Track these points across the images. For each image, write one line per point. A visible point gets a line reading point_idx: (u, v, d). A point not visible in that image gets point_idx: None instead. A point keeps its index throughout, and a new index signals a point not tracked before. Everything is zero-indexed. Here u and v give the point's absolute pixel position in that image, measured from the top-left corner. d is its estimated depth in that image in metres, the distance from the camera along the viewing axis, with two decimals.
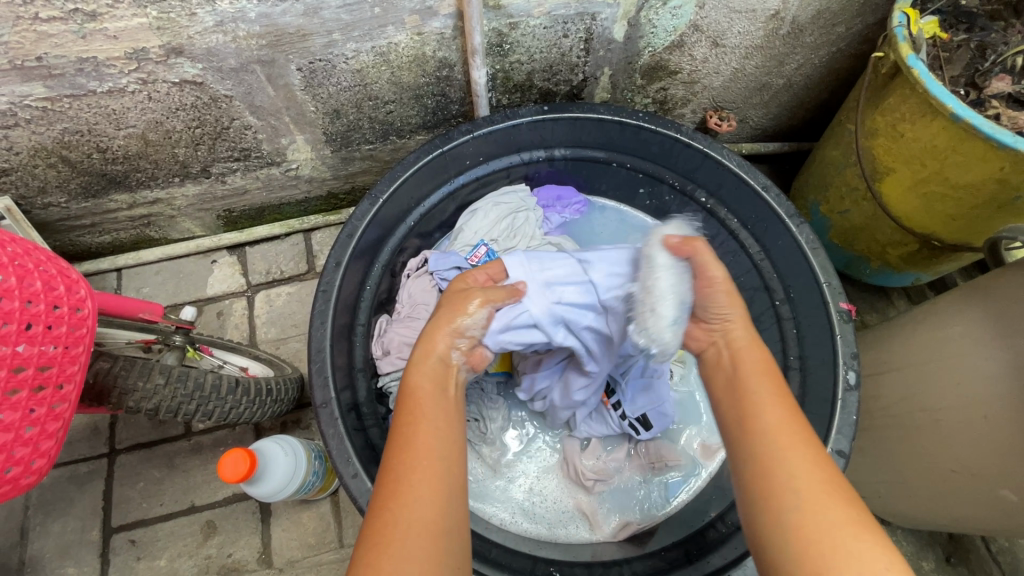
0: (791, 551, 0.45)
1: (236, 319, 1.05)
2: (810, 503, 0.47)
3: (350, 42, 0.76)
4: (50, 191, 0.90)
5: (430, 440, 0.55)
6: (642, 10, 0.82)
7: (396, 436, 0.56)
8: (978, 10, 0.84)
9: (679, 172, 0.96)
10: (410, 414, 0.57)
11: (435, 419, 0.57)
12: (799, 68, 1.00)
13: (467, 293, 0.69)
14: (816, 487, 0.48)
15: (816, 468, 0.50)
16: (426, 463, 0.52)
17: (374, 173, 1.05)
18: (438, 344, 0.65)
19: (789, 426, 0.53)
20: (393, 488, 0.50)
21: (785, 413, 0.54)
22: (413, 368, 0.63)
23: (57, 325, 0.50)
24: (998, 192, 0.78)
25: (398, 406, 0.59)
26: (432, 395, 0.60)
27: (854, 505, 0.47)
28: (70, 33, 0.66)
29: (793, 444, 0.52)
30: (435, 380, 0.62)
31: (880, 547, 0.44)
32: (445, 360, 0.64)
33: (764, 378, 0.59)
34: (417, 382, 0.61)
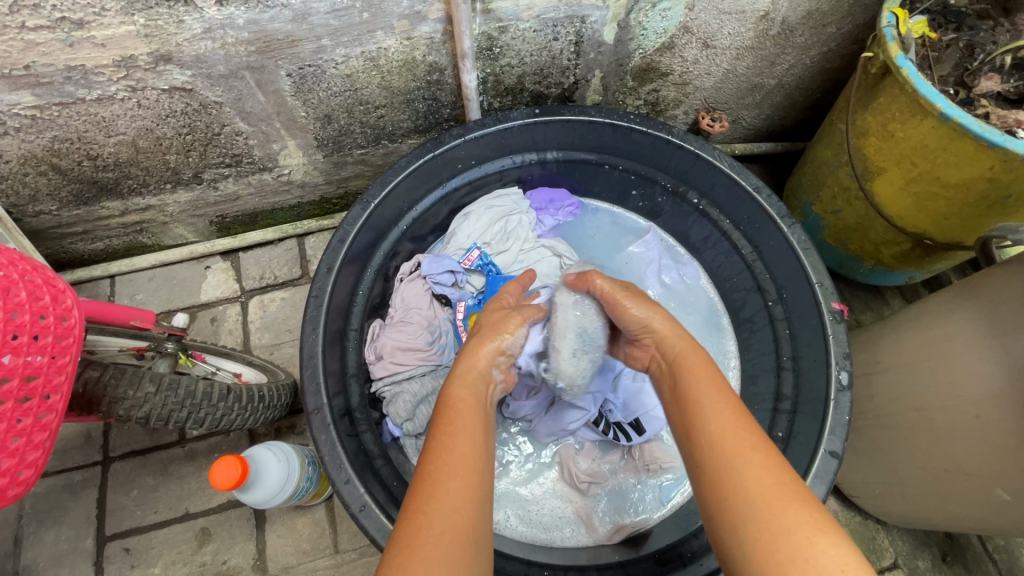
0: (753, 564, 0.44)
1: (230, 324, 1.05)
2: (763, 507, 0.46)
3: (340, 47, 0.76)
4: (41, 199, 0.90)
5: (469, 448, 0.55)
6: (631, 12, 0.82)
7: (434, 442, 0.56)
8: (966, 10, 0.84)
9: (672, 174, 0.96)
10: (448, 422, 0.58)
11: (473, 428, 0.58)
12: (790, 69, 1.00)
13: (507, 315, 0.73)
14: (768, 488, 0.47)
15: (765, 469, 0.49)
16: (464, 471, 0.52)
17: (366, 178, 1.05)
18: (479, 362, 0.67)
19: (735, 429, 0.53)
20: (430, 492, 0.50)
21: (729, 414, 0.54)
22: (454, 381, 0.64)
23: (43, 335, 0.50)
24: (988, 191, 0.78)
25: (436, 414, 0.60)
26: (470, 406, 0.61)
27: (810, 505, 0.46)
28: (58, 41, 0.66)
29: (738, 446, 0.51)
30: (474, 394, 0.63)
31: (836, 548, 0.43)
32: (485, 376, 0.66)
33: (708, 380, 0.58)
34: (457, 394, 0.63)
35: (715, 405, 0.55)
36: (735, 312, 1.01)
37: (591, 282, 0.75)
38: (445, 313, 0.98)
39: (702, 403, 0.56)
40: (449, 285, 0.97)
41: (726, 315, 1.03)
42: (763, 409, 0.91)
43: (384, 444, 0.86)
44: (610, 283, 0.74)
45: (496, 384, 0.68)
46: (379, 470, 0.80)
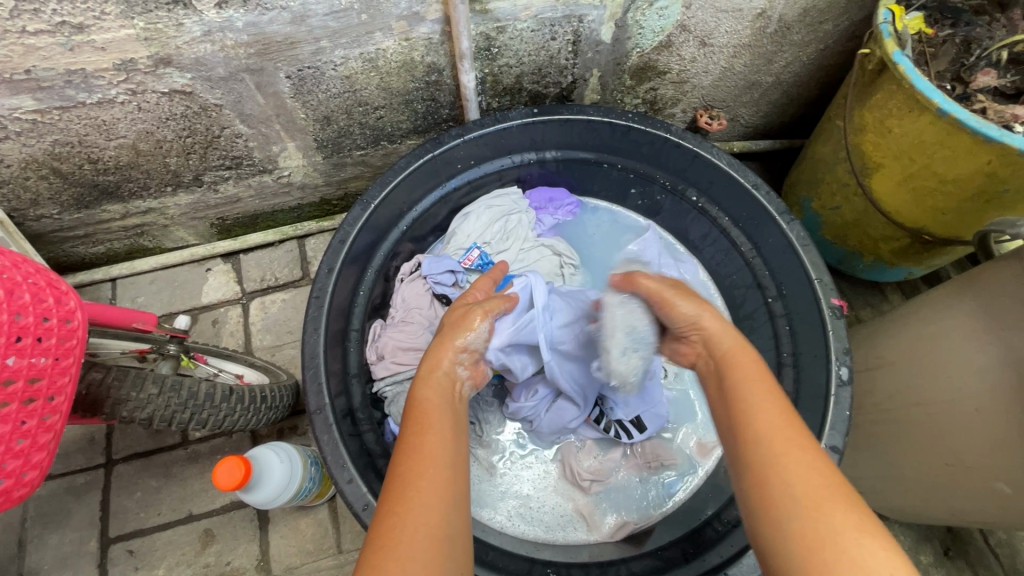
0: (795, 559, 0.45)
1: (231, 326, 1.05)
2: (811, 508, 0.46)
3: (339, 49, 0.76)
4: (42, 203, 0.90)
5: (441, 447, 0.55)
6: (629, 11, 0.82)
7: (404, 443, 0.56)
8: (962, 6, 0.85)
9: (671, 172, 0.96)
10: (416, 423, 0.58)
11: (441, 427, 0.58)
12: (787, 66, 1.01)
13: (468, 311, 0.73)
14: (816, 489, 0.47)
15: (817, 472, 0.49)
16: (434, 470, 0.53)
17: (366, 179, 1.06)
18: (444, 359, 0.67)
19: (793, 430, 0.52)
20: (401, 493, 0.50)
21: (782, 413, 0.54)
22: (420, 382, 0.64)
23: (47, 337, 0.50)
24: (986, 186, 0.78)
25: (405, 416, 0.60)
26: (437, 406, 0.61)
27: (855, 507, 0.46)
28: (58, 45, 0.66)
29: (795, 448, 0.51)
30: (439, 393, 0.64)
31: (882, 550, 0.43)
32: (450, 374, 0.67)
33: (761, 379, 0.58)
34: (424, 394, 0.63)
35: (767, 404, 0.55)
36: (735, 309, 1.01)
37: (638, 282, 0.74)
38: (446, 312, 0.96)
39: (754, 404, 0.55)
40: (450, 285, 0.97)
41: (726, 312, 1.03)
42: None
43: (386, 444, 0.86)
44: (657, 282, 0.73)
45: (464, 380, 0.68)
46: (381, 470, 0.80)
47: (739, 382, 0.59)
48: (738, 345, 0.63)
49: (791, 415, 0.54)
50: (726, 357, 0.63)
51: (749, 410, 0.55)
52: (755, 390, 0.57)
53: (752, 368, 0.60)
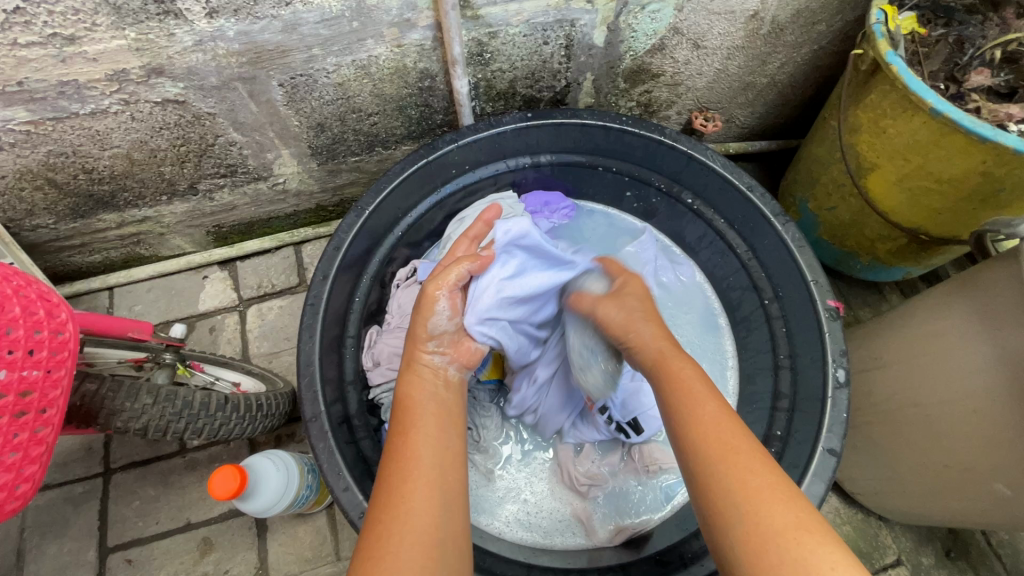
0: (743, 564, 0.45)
1: (228, 334, 1.05)
2: (758, 512, 0.47)
3: (330, 56, 0.76)
4: (38, 213, 0.90)
5: (426, 444, 0.58)
6: (621, 15, 0.82)
7: (391, 446, 0.59)
8: (956, 5, 0.84)
9: (666, 175, 0.96)
10: (401, 423, 0.60)
11: (425, 424, 0.60)
12: (782, 67, 1.01)
13: (429, 295, 0.72)
14: (758, 490, 0.48)
15: (757, 474, 0.49)
16: (419, 474, 0.55)
17: (362, 185, 1.06)
18: (420, 352, 0.69)
19: (732, 433, 0.53)
20: (391, 501, 0.53)
21: (718, 417, 0.54)
22: (403, 379, 0.67)
23: (38, 349, 0.50)
24: (982, 185, 0.78)
25: (393, 416, 0.63)
26: (419, 401, 0.63)
27: (796, 508, 0.47)
28: (50, 57, 0.66)
29: (733, 450, 0.51)
30: (422, 386, 0.66)
31: (825, 549, 0.44)
32: (429, 367, 0.68)
33: (695, 383, 0.58)
34: (407, 391, 0.65)
35: (706, 406, 0.56)
36: (732, 311, 1.01)
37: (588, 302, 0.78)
38: None
39: (689, 408, 0.56)
40: None
41: (723, 314, 1.03)
42: (762, 407, 0.91)
43: (383, 451, 0.86)
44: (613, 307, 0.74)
45: (445, 369, 0.69)
46: (378, 477, 0.80)
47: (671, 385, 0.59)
48: (668, 350, 0.65)
49: (725, 418, 0.54)
50: (658, 361, 0.64)
51: (695, 413, 0.55)
52: (690, 394, 0.57)
53: (685, 371, 0.60)
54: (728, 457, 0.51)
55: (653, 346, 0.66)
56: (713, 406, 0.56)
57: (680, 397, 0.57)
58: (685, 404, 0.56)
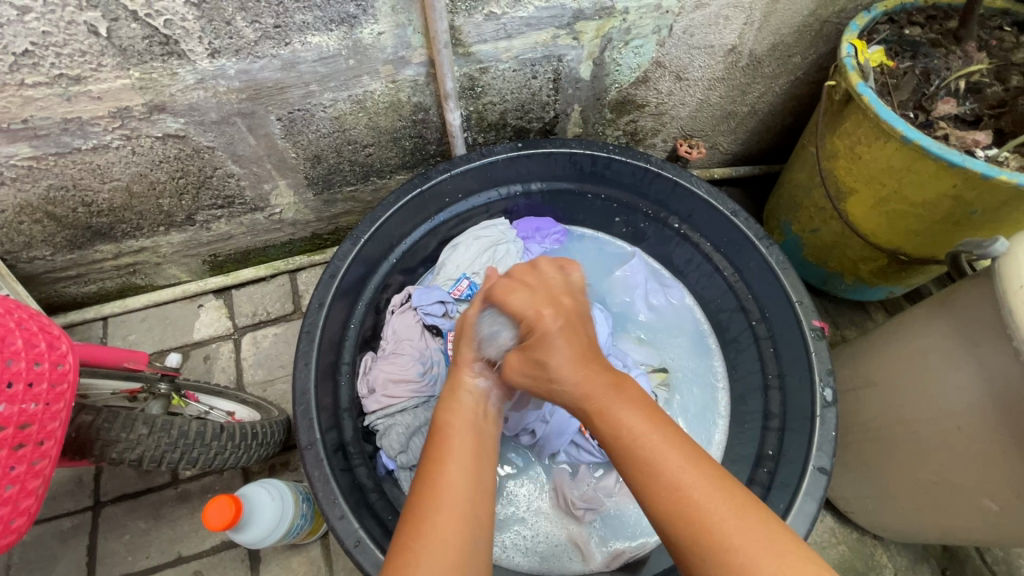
0: None
1: (222, 362, 1.05)
2: (739, 575, 0.45)
3: (327, 92, 0.79)
4: (35, 245, 0.91)
5: (462, 483, 0.55)
6: (606, 50, 0.87)
7: (421, 481, 0.56)
8: (921, 39, 0.89)
9: (653, 201, 0.99)
10: (434, 451, 0.59)
11: (462, 456, 0.58)
12: (761, 96, 1.05)
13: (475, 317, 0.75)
14: (736, 554, 0.46)
15: (735, 526, 0.48)
16: (451, 504, 0.53)
17: (357, 214, 1.08)
18: (464, 377, 0.68)
19: (700, 489, 0.50)
20: (414, 537, 0.51)
21: (683, 469, 0.51)
22: (443, 405, 0.65)
23: (38, 382, 0.51)
24: (954, 208, 0.81)
25: (429, 441, 0.61)
26: (460, 429, 0.62)
27: (782, 560, 0.46)
28: (55, 96, 0.68)
29: (704, 513, 0.49)
30: (466, 417, 0.64)
31: None
32: (474, 392, 0.66)
33: (641, 426, 0.55)
34: (445, 417, 0.64)
35: (668, 462, 0.52)
36: (721, 332, 1.02)
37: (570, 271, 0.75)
38: (437, 342, 0.98)
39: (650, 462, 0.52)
40: (440, 315, 0.98)
41: (712, 335, 1.04)
42: (754, 428, 0.92)
43: (378, 479, 0.87)
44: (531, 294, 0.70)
45: (491, 395, 0.68)
46: (372, 504, 0.80)
47: (615, 444, 0.56)
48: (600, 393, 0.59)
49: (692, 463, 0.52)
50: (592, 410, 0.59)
51: (654, 480, 0.52)
52: (641, 452, 0.53)
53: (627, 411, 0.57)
54: (699, 523, 0.48)
55: (579, 389, 0.60)
56: (673, 456, 0.53)
57: (633, 456, 0.54)
58: (641, 462, 0.53)
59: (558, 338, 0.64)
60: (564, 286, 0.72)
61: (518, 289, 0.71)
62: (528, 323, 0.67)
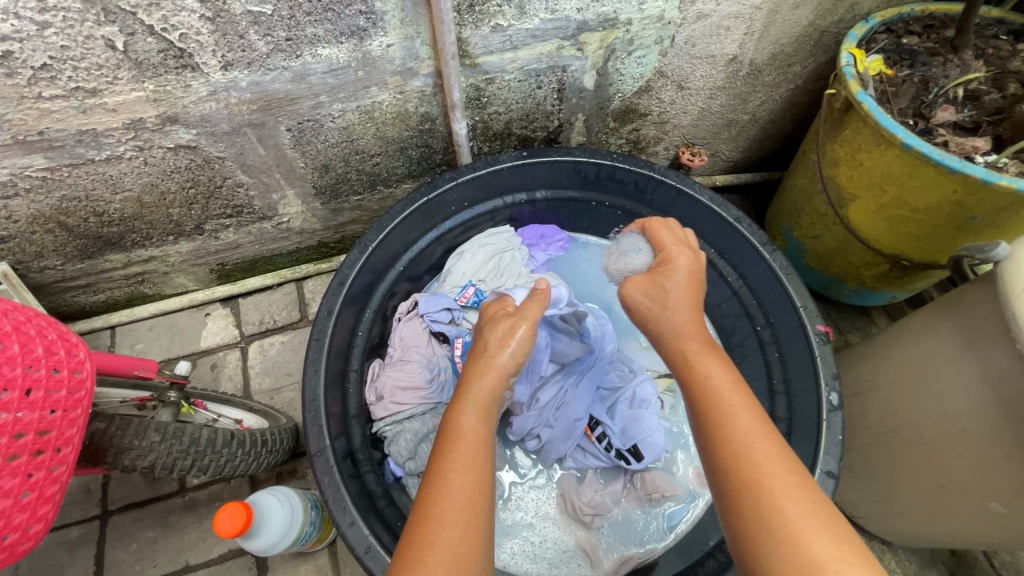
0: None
1: (229, 370, 1.06)
2: (791, 536, 0.45)
3: (337, 103, 0.80)
4: (46, 255, 0.92)
5: (468, 485, 0.54)
6: (609, 60, 0.88)
7: (430, 483, 0.55)
8: (918, 48, 0.91)
9: (656, 208, 1.00)
10: (443, 457, 0.57)
11: (471, 459, 0.57)
12: (762, 104, 1.07)
13: (514, 323, 0.69)
14: (793, 518, 0.46)
15: (792, 500, 0.47)
16: (458, 516, 0.52)
17: (363, 222, 1.09)
18: (492, 386, 0.63)
19: (767, 449, 0.51)
20: (427, 524, 0.52)
21: (754, 428, 0.52)
22: (455, 411, 0.62)
23: (56, 389, 0.51)
24: (955, 213, 0.82)
25: (436, 446, 0.59)
26: (468, 434, 0.59)
27: (838, 538, 0.45)
28: (71, 108, 0.70)
29: (765, 474, 0.49)
30: (482, 425, 0.61)
31: None
32: (496, 397, 0.64)
33: (718, 381, 0.57)
34: (457, 421, 0.61)
35: (740, 417, 0.53)
36: (726, 337, 1.03)
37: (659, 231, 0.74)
38: (443, 349, 0.98)
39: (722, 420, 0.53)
40: (446, 322, 0.99)
41: (717, 341, 1.05)
42: None
43: (386, 485, 0.87)
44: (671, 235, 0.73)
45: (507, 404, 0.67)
46: (381, 511, 0.80)
47: (695, 387, 0.57)
48: (690, 340, 0.62)
49: (758, 431, 0.52)
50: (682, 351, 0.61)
51: (723, 430, 0.52)
52: (718, 402, 0.55)
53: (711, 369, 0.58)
54: (762, 478, 0.49)
55: (677, 329, 0.63)
56: (745, 416, 0.53)
57: (710, 402, 0.55)
58: (718, 408, 0.54)
59: (683, 275, 0.67)
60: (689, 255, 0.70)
61: (666, 228, 0.74)
62: (665, 254, 0.71)
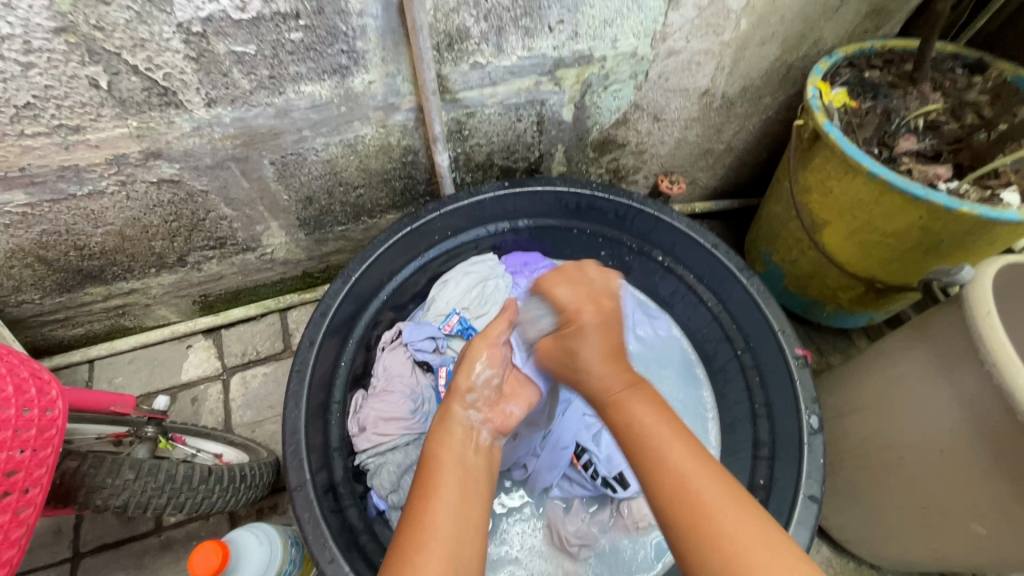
0: None
1: (211, 403, 1.04)
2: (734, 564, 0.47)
3: (320, 137, 0.82)
4: (24, 289, 0.92)
5: (450, 513, 0.57)
6: (586, 94, 0.92)
7: (410, 513, 0.58)
8: (880, 81, 0.95)
9: (637, 235, 1.02)
10: (422, 488, 0.60)
11: (452, 488, 0.60)
12: (736, 134, 1.10)
13: (472, 346, 0.78)
14: (732, 545, 0.48)
15: (734, 523, 0.49)
16: (436, 542, 0.54)
17: (347, 252, 1.09)
18: (454, 407, 0.71)
19: (702, 480, 0.53)
20: (402, 558, 0.53)
21: (685, 461, 0.54)
22: (433, 437, 0.68)
23: (26, 428, 0.51)
24: (923, 238, 0.85)
25: (416, 477, 0.63)
26: (449, 463, 0.63)
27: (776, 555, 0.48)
28: (54, 145, 0.71)
29: (701, 504, 0.51)
30: (453, 447, 0.66)
31: None
32: (465, 422, 0.70)
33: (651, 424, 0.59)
34: (435, 449, 0.66)
35: (674, 456, 0.55)
36: (708, 362, 1.04)
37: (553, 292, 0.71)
38: (427, 378, 0.98)
39: (655, 462, 0.55)
40: (431, 351, 0.99)
41: (700, 366, 1.06)
42: (744, 457, 0.92)
43: (369, 519, 0.85)
44: (569, 287, 0.71)
45: (479, 427, 0.70)
46: (363, 547, 0.79)
47: (628, 433, 0.60)
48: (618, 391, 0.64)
49: (696, 464, 0.54)
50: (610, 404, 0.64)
51: (656, 468, 0.55)
52: (646, 445, 0.57)
53: (641, 415, 0.60)
54: (697, 517, 0.50)
55: (602, 382, 0.66)
56: (679, 455, 0.55)
57: (641, 445, 0.57)
58: (652, 451, 0.56)
59: (591, 333, 0.68)
60: (605, 288, 0.72)
61: (564, 281, 0.72)
62: (566, 313, 0.70)
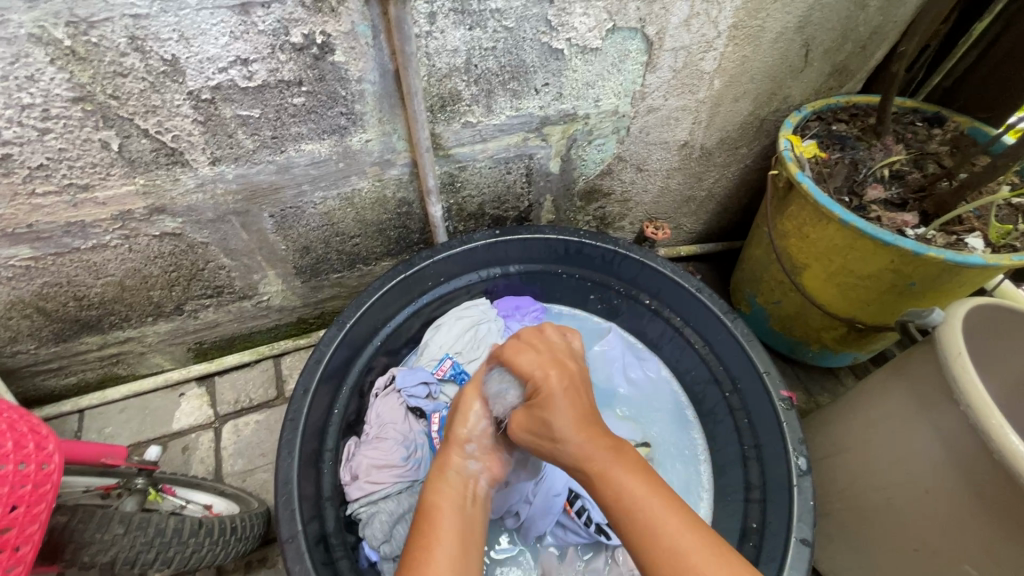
0: None
1: (201, 452, 1.03)
2: None
3: (318, 191, 0.86)
4: (20, 340, 0.92)
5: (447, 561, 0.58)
6: (572, 148, 0.97)
7: (408, 560, 0.59)
8: (847, 133, 1.01)
9: (624, 280, 1.05)
10: (422, 536, 0.61)
11: (449, 538, 0.61)
12: (716, 182, 1.16)
13: (466, 399, 0.79)
14: None
15: None
16: None
17: (343, 298, 1.12)
18: (454, 457, 0.72)
19: (675, 528, 0.54)
20: None
21: (693, 546, 0.52)
22: (430, 486, 0.69)
23: (23, 484, 0.51)
24: (896, 280, 0.88)
25: (415, 525, 0.64)
26: (447, 511, 0.65)
27: None
28: (63, 203, 0.74)
29: None
30: (454, 493, 0.68)
31: None
32: (462, 470, 0.71)
33: (664, 510, 0.56)
34: (433, 498, 0.67)
35: (678, 536, 0.53)
36: (698, 404, 1.05)
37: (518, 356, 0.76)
38: (421, 425, 0.98)
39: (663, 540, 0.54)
40: (423, 396, 1.00)
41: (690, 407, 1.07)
42: (736, 500, 0.93)
43: (361, 571, 0.84)
44: (544, 355, 0.75)
45: (478, 476, 0.71)
46: None
47: (622, 510, 0.57)
48: (599, 459, 0.62)
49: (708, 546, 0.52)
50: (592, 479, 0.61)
51: (657, 543, 0.53)
52: (649, 526, 0.55)
53: (632, 484, 0.58)
54: None
55: (580, 450, 0.63)
56: (681, 532, 0.54)
57: (643, 527, 0.55)
58: (649, 532, 0.54)
59: (561, 400, 0.68)
60: (567, 350, 0.78)
61: (527, 349, 0.76)
62: (533, 380, 0.73)
